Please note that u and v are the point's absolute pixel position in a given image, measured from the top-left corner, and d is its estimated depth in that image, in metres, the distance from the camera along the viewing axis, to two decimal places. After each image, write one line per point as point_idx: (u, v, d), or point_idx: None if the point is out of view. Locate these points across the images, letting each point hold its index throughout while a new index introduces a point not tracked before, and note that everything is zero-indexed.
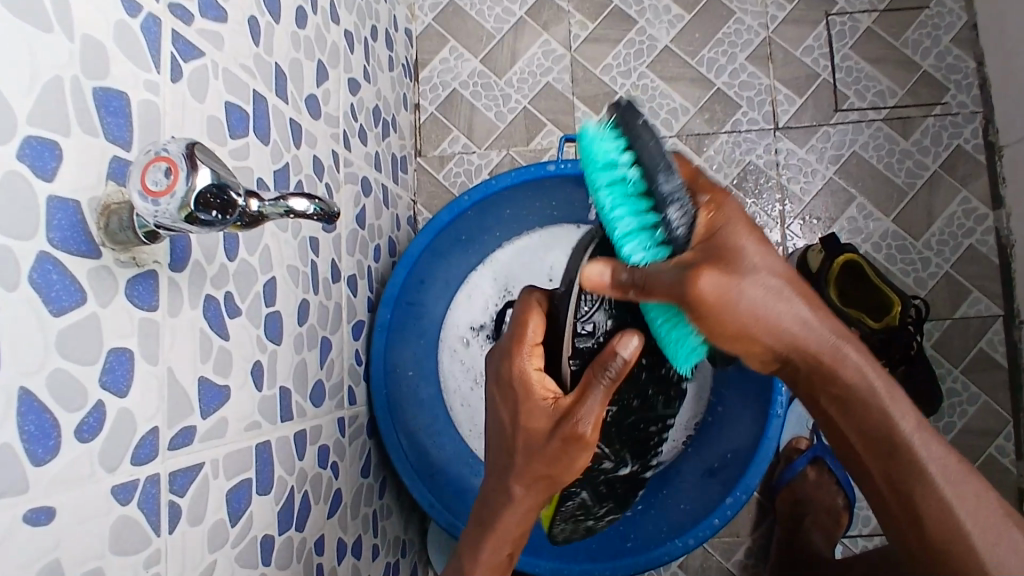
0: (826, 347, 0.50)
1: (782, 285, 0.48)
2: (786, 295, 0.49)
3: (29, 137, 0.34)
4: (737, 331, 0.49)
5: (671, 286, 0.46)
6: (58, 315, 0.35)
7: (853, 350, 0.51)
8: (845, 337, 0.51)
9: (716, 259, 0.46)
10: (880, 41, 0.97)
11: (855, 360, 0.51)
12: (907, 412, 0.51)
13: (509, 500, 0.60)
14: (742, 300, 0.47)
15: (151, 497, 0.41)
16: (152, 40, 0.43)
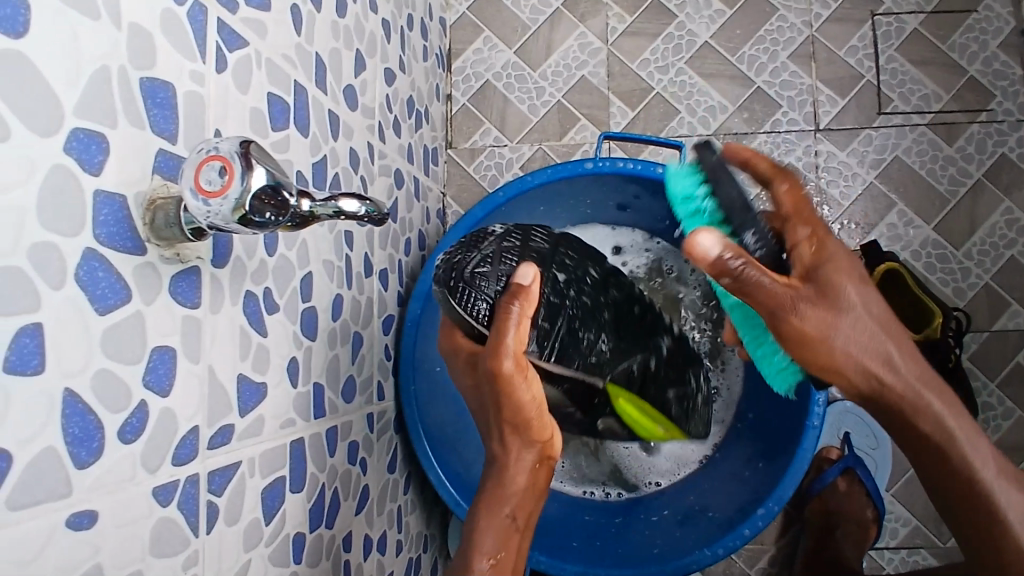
0: (910, 394, 0.50)
1: (878, 329, 0.49)
2: (880, 340, 0.49)
3: (76, 129, 0.32)
4: (824, 366, 0.50)
5: (768, 312, 0.48)
6: (103, 314, 0.34)
7: (937, 400, 0.51)
8: (929, 384, 0.51)
9: (817, 295, 0.48)
10: (926, 43, 0.94)
11: (938, 412, 0.51)
12: (985, 452, 0.53)
13: (499, 459, 0.60)
14: (842, 343, 0.49)
15: (191, 497, 0.40)
16: (198, 29, 0.42)
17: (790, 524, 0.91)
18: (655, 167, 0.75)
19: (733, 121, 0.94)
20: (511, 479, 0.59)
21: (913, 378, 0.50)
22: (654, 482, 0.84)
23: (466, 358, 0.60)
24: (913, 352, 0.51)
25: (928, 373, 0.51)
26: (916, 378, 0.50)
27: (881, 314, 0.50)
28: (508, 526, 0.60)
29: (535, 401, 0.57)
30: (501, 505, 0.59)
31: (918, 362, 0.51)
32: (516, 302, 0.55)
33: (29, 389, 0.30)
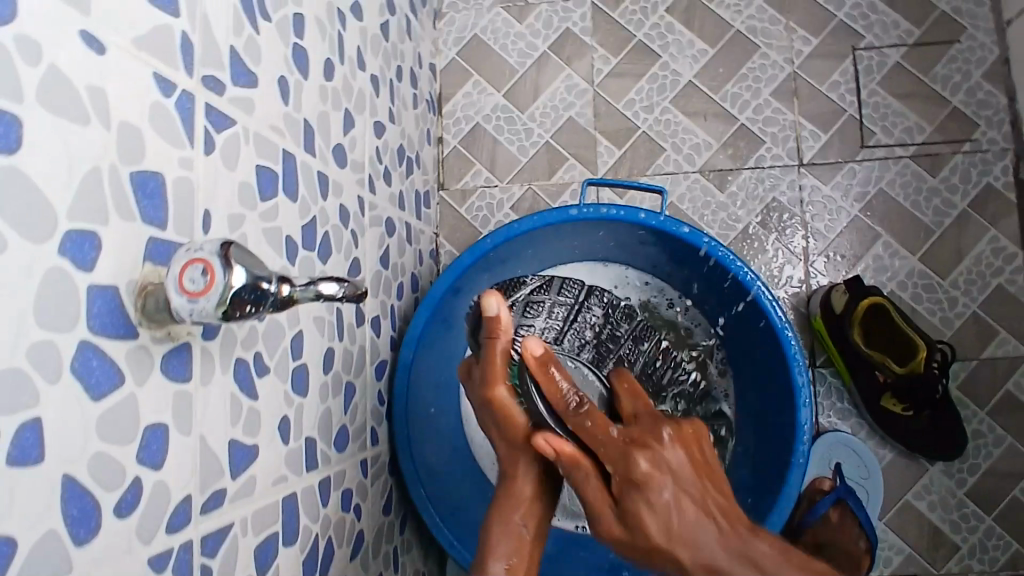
0: (653, 547, 0.55)
1: (655, 501, 0.55)
2: (694, 525, 0.54)
3: (71, 231, 0.35)
4: (649, 546, 0.56)
5: (630, 538, 0.57)
6: (98, 399, 0.36)
7: (667, 488, 0.55)
8: (649, 480, 0.55)
9: (625, 477, 0.56)
10: (908, 76, 0.96)
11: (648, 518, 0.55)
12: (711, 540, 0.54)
13: (512, 471, 0.66)
14: (649, 504, 0.55)
15: (184, 563, 0.42)
16: (186, 116, 0.44)
17: None
18: (637, 212, 0.79)
19: (718, 158, 0.96)
20: (516, 487, 0.65)
21: (728, 562, 0.53)
22: None
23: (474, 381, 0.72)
24: (732, 534, 0.54)
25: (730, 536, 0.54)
26: (737, 562, 0.53)
27: (695, 501, 0.55)
28: (522, 535, 0.64)
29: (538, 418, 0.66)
30: (513, 512, 0.64)
31: (688, 500, 0.55)
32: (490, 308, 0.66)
33: (30, 480, 0.32)
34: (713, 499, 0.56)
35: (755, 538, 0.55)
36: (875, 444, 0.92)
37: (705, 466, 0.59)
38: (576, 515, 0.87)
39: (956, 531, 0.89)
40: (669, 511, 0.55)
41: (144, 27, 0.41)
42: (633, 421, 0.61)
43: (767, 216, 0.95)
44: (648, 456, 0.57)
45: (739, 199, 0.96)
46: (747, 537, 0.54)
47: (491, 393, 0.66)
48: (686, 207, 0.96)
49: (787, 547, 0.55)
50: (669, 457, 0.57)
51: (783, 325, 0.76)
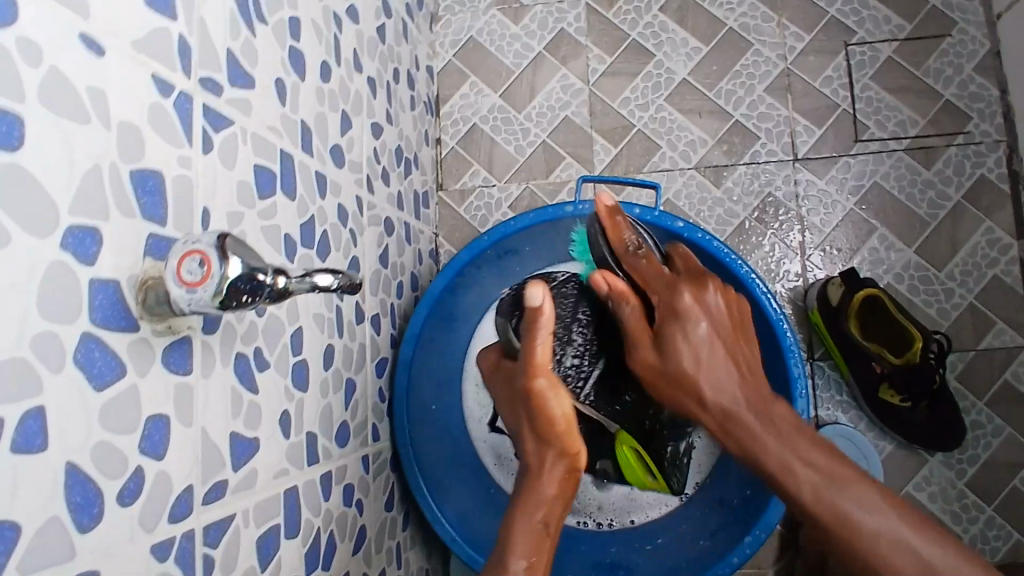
0: (678, 372, 0.66)
1: (698, 335, 0.64)
2: (719, 369, 0.64)
3: (72, 226, 0.36)
4: (676, 374, 0.66)
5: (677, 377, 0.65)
6: (100, 390, 0.37)
7: (704, 380, 0.64)
8: (702, 367, 0.64)
9: (668, 327, 0.66)
10: (900, 70, 0.97)
11: (703, 389, 0.63)
12: (726, 377, 0.63)
13: (535, 470, 0.68)
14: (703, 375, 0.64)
15: (186, 551, 0.43)
16: (185, 116, 0.45)
17: (786, 547, 0.92)
18: (632, 208, 0.80)
19: (713, 154, 0.97)
20: (541, 486, 0.67)
21: (752, 412, 0.62)
22: (630, 518, 0.86)
23: (503, 370, 0.74)
24: (756, 390, 0.63)
25: (757, 398, 0.62)
26: (757, 413, 0.61)
27: (724, 349, 0.64)
28: (542, 531, 0.65)
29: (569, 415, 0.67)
30: (535, 511, 0.65)
31: (753, 390, 0.63)
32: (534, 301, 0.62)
33: (35, 466, 0.33)
34: (743, 354, 0.65)
35: (775, 405, 0.62)
36: (875, 436, 0.92)
37: (743, 327, 0.67)
38: (577, 510, 0.87)
39: (957, 522, 0.89)
40: (702, 346, 0.64)
41: (144, 30, 0.42)
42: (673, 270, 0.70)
43: (763, 210, 0.96)
44: (689, 307, 0.66)
45: (735, 194, 0.97)
46: (770, 402, 0.62)
47: (531, 383, 0.65)
48: (683, 203, 0.97)
49: (811, 438, 0.59)
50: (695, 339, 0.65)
51: (777, 317, 0.77)
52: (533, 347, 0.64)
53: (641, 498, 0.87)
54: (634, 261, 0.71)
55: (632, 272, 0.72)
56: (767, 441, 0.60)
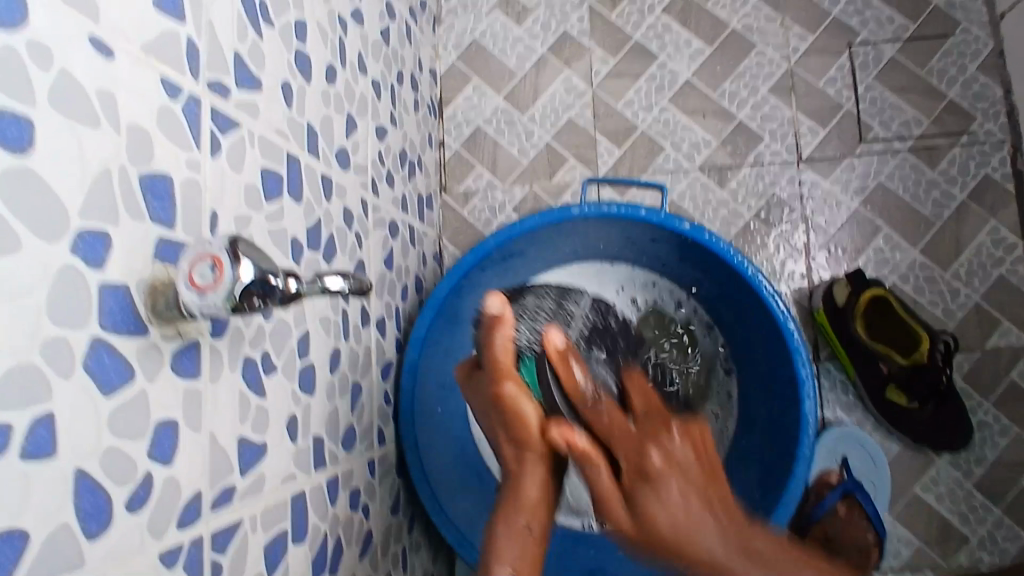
0: (675, 529, 0.62)
1: (686, 500, 0.63)
2: (702, 517, 0.63)
3: (82, 231, 0.36)
4: (642, 531, 0.65)
5: (631, 522, 0.66)
6: (109, 395, 0.37)
7: (669, 508, 0.63)
8: (697, 502, 0.63)
9: (637, 474, 0.66)
10: (904, 70, 0.97)
11: (666, 504, 0.63)
12: (712, 535, 0.62)
13: (516, 479, 0.69)
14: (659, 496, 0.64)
15: (196, 558, 0.43)
16: (193, 120, 0.45)
17: None
18: (638, 210, 0.80)
19: (717, 155, 0.97)
20: (523, 490, 0.68)
21: (738, 559, 0.60)
22: None
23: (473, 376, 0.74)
24: (734, 529, 0.63)
25: (731, 527, 0.63)
26: (742, 559, 0.60)
27: (700, 497, 0.64)
28: (528, 533, 0.67)
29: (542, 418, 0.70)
30: (517, 515, 0.67)
31: (720, 503, 0.64)
32: (489, 317, 0.69)
33: (44, 473, 0.33)
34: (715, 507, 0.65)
35: (753, 539, 0.63)
36: (881, 437, 0.92)
37: (706, 455, 0.69)
38: (581, 513, 0.88)
39: (964, 523, 0.89)
40: (677, 508, 0.63)
41: (152, 33, 0.42)
42: (641, 409, 0.74)
43: (767, 211, 0.96)
44: (657, 455, 0.67)
45: (740, 195, 0.96)
46: (744, 533, 0.63)
47: (499, 389, 0.69)
48: (687, 204, 0.97)
49: (796, 572, 0.61)
50: (670, 500, 0.64)
51: (785, 318, 0.76)
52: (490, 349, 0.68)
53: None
54: (596, 415, 0.72)
55: (606, 413, 0.73)
56: None
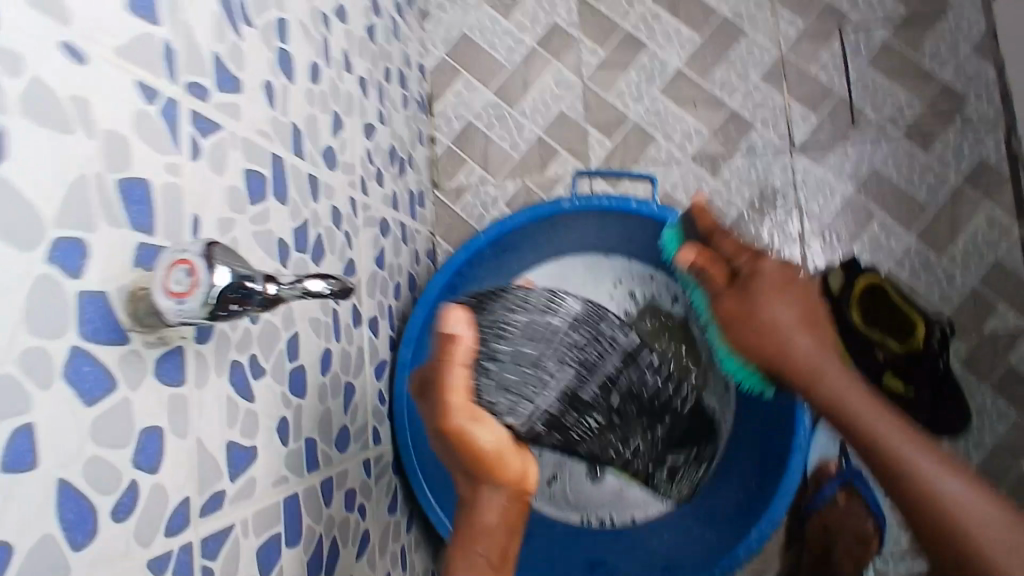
0: (794, 358, 0.63)
1: (819, 324, 0.64)
2: (805, 344, 0.63)
3: (57, 239, 0.35)
4: (755, 341, 0.65)
5: (730, 308, 0.67)
6: (90, 404, 0.36)
7: (813, 340, 0.63)
8: (805, 327, 0.63)
9: (744, 293, 0.66)
10: (896, 55, 0.96)
11: (768, 321, 0.64)
12: (809, 340, 0.63)
13: (468, 505, 0.63)
14: (761, 312, 0.64)
15: (185, 564, 0.43)
16: (171, 123, 0.45)
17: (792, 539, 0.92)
18: (628, 202, 0.80)
19: (710, 144, 0.96)
20: (478, 518, 0.62)
21: (824, 375, 0.62)
22: (630, 517, 0.86)
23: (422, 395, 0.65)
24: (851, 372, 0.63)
25: (845, 373, 0.62)
26: (837, 378, 0.62)
27: (812, 325, 0.64)
28: (485, 564, 0.62)
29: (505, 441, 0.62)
30: (471, 546, 0.61)
31: (832, 353, 0.64)
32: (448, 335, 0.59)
33: (24, 485, 0.32)
34: (822, 328, 0.64)
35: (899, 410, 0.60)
36: None
37: (813, 313, 0.65)
38: (581, 508, 0.87)
39: None
40: (793, 303, 0.64)
41: (127, 36, 0.41)
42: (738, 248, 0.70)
43: (761, 199, 0.95)
44: (773, 273, 0.66)
45: (734, 184, 0.96)
46: (846, 372, 0.62)
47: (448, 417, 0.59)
48: (680, 195, 0.96)
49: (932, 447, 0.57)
50: (786, 307, 0.64)
51: None
52: (448, 380, 0.58)
53: (632, 498, 0.87)
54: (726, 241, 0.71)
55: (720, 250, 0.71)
56: (887, 429, 0.58)
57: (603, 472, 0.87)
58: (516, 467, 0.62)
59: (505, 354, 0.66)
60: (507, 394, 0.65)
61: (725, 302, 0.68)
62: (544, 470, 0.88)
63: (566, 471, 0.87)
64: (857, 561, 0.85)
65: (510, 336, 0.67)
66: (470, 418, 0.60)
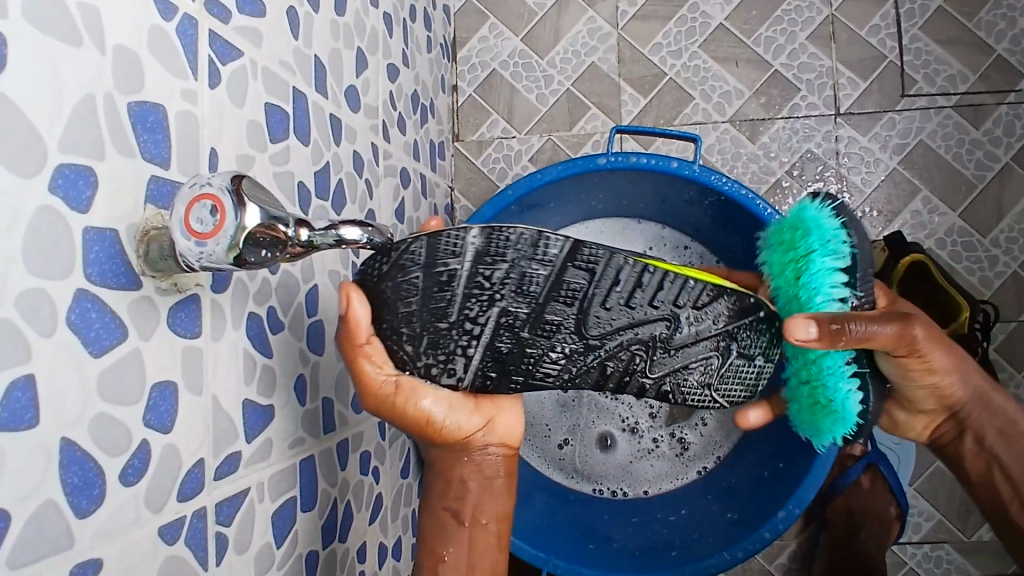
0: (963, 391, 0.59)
1: (959, 355, 0.58)
2: (968, 373, 0.59)
3: (62, 165, 0.31)
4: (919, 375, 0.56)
5: (888, 336, 0.50)
6: (98, 355, 0.32)
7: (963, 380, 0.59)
8: (965, 368, 0.59)
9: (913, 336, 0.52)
10: (953, 20, 0.90)
11: (940, 363, 0.56)
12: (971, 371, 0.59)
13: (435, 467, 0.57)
14: (936, 351, 0.54)
15: (198, 531, 0.39)
16: (189, 44, 0.39)
17: (809, 518, 0.91)
18: (670, 162, 0.74)
19: (749, 107, 0.91)
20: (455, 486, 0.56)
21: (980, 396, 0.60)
22: (643, 490, 0.86)
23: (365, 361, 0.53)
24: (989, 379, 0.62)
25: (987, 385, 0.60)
26: (984, 397, 0.60)
27: (965, 359, 0.59)
28: (465, 531, 0.57)
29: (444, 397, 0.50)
30: (449, 522, 0.57)
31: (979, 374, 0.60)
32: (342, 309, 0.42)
33: (23, 445, 0.28)
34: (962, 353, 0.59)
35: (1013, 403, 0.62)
36: None
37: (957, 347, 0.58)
38: (592, 478, 0.87)
39: None
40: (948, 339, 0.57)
41: None
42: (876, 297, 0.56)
43: (800, 167, 0.91)
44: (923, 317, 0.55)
45: (771, 150, 0.91)
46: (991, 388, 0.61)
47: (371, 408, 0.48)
48: (715, 159, 0.91)
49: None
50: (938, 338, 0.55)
51: None
52: (360, 375, 0.45)
53: (642, 472, 0.87)
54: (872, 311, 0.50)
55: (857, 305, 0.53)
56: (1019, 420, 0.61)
57: (615, 442, 0.89)
58: (456, 428, 0.52)
59: (428, 323, 0.41)
60: (433, 359, 0.44)
61: (906, 335, 0.51)
62: (556, 434, 0.89)
63: (578, 438, 0.89)
64: (882, 543, 0.84)
65: (422, 299, 0.40)
66: (386, 388, 0.47)
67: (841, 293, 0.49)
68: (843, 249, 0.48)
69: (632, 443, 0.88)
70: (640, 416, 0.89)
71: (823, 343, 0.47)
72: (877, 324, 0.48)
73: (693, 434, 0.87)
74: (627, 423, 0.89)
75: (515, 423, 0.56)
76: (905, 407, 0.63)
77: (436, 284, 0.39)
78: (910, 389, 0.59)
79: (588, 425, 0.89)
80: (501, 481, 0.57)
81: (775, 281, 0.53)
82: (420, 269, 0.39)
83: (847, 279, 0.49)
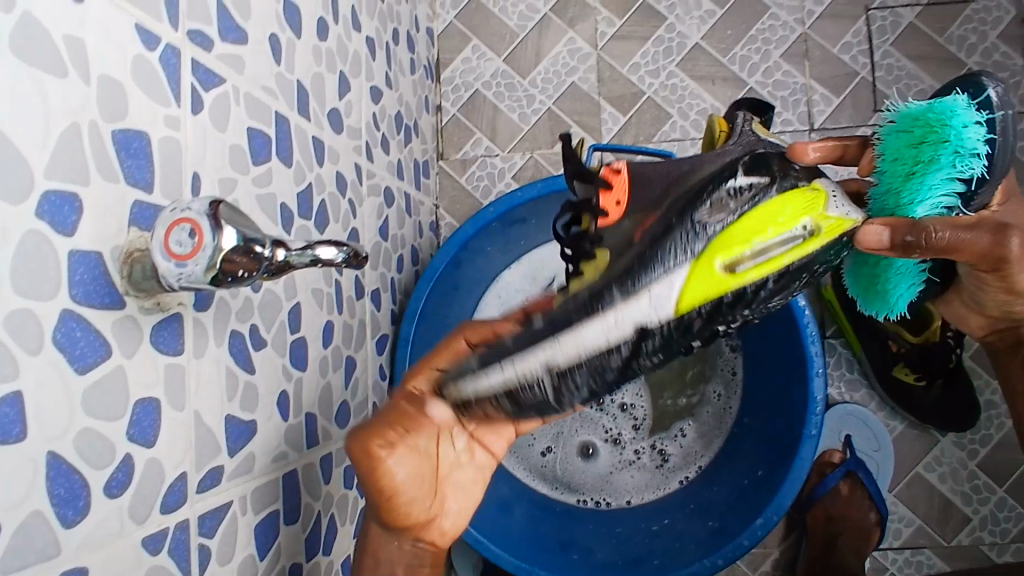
0: None
1: None
2: None
3: (48, 191, 0.32)
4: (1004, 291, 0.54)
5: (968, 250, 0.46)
6: (82, 372, 0.34)
7: None
8: None
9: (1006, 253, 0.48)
10: (922, 37, 0.93)
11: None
12: None
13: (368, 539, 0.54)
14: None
15: (181, 543, 0.41)
16: (172, 72, 0.41)
17: (791, 526, 0.92)
18: None
19: None
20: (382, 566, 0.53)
21: None
22: (626, 499, 0.88)
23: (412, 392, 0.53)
24: None
25: None
26: None
27: None
28: None
29: (419, 482, 0.51)
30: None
31: None
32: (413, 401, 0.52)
33: (11, 458, 0.30)
34: None
35: None
36: (885, 416, 0.91)
37: None
38: (575, 488, 0.89)
39: (967, 503, 0.88)
40: None
41: None
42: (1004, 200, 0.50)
43: None
44: None
45: None
46: None
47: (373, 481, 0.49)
48: None
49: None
50: None
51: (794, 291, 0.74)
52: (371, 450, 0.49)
53: (623, 482, 0.90)
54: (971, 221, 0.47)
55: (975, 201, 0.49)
56: None
57: (596, 452, 0.92)
58: (413, 512, 0.52)
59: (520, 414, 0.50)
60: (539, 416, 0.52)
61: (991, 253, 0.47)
62: (539, 442, 0.92)
63: (561, 444, 0.92)
64: (860, 554, 0.85)
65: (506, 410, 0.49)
66: (379, 456, 0.49)
67: (948, 202, 0.46)
68: (974, 164, 0.44)
69: (612, 454, 0.92)
70: (623, 428, 0.93)
71: (894, 253, 0.46)
72: (972, 234, 0.46)
73: (673, 446, 0.90)
74: (610, 435, 0.93)
75: (457, 524, 0.56)
76: (968, 308, 0.59)
77: (522, 404, 0.48)
78: (980, 293, 0.56)
79: (571, 435, 0.93)
80: (426, 573, 0.55)
81: (880, 162, 0.49)
82: (506, 397, 0.47)
83: (963, 189, 0.46)
